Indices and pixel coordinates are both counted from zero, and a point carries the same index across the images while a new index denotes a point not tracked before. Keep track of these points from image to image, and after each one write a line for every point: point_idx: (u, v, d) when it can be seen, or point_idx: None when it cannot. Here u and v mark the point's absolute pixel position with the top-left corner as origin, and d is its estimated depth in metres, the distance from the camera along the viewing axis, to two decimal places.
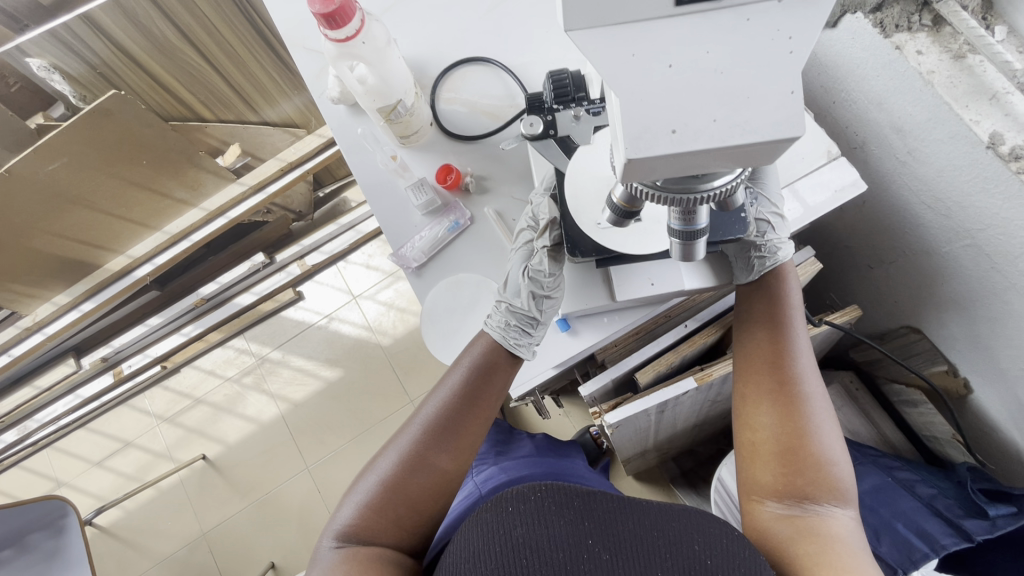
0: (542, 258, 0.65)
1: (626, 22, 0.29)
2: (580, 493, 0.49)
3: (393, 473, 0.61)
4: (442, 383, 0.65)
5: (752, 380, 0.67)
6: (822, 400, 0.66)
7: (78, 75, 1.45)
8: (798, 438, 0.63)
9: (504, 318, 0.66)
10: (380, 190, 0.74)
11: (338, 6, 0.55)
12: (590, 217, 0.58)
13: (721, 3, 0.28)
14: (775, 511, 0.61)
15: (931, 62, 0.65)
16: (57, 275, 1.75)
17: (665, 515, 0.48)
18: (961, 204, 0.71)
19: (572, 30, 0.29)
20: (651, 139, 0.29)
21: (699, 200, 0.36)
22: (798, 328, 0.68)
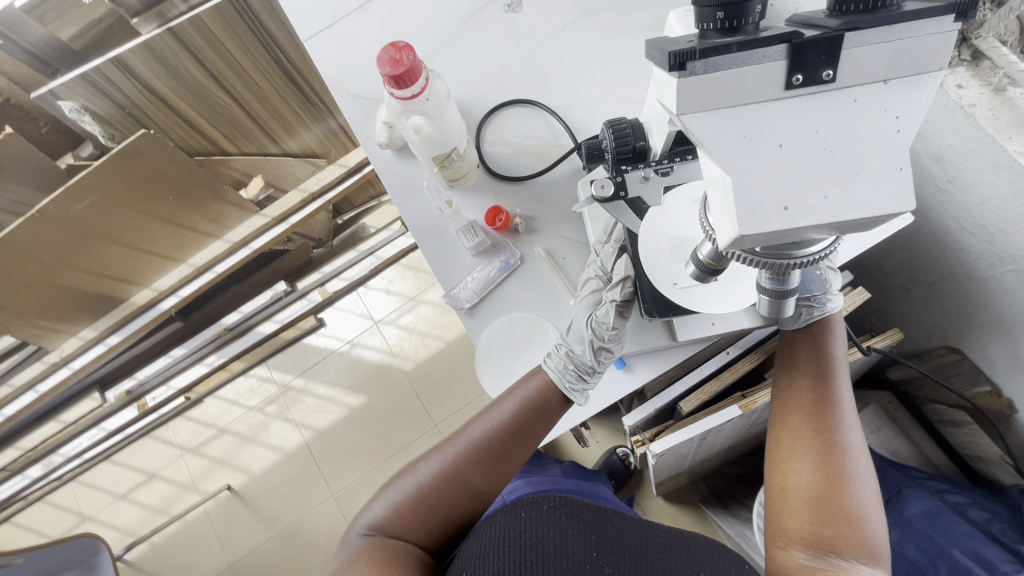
0: (607, 311, 0.66)
1: (736, 105, 0.35)
2: (590, 511, 0.55)
3: (431, 479, 0.62)
4: (492, 408, 0.66)
5: (789, 425, 0.69)
6: (860, 456, 0.66)
7: (105, 114, 1.47)
8: (831, 489, 0.63)
9: (562, 363, 0.66)
10: (430, 233, 0.76)
11: (407, 67, 0.56)
12: (667, 277, 0.62)
13: (829, 87, 0.35)
14: (799, 557, 0.61)
15: (971, 96, 0.67)
16: (84, 310, 1.76)
17: (668, 541, 0.54)
18: (1006, 230, 0.72)
19: (685, 112, 0.35)
20: (762, 215, 0.34)
21: (798, 263, 0.38)
22: (842, 379, 0.70)
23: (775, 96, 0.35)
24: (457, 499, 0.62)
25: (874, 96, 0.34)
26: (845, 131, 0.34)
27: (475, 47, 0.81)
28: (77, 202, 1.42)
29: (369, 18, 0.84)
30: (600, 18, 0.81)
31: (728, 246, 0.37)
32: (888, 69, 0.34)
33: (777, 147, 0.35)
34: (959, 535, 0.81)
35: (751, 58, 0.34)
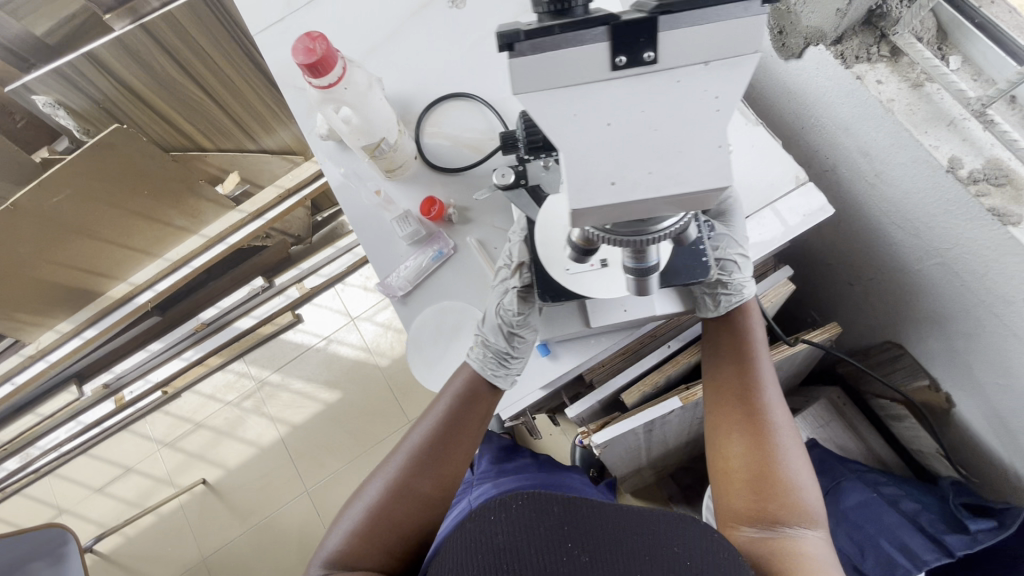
0: (512, 297, 0.67)
1: (565, 85, 0.32)
2: (562, 500, 0.49)
3: (379, 499, 0.63)
4: (426, 413, 0.68)
5: (722, 411, 0.70)
6: (788, 428, 0.68)
7: (81, 109, 1.46)
8: (767, 465, 0.65)
9: (480, 352, 0.69)
10: (366, 224, 0.77)
11: (320, 56, 0.58)
12: (560, 264, 0.61)
13: (655, 67, 0.31)
14: (749, 534, 0.63)
15: (890, 91, 0.68)
16: (61, 304, 1.77)
17: (651, 521, 0.48)
18: (929, 225, 0.73)
19: (520, 93, 0.32)
20: (592, 191, 0.31)
21: (651, 240, 0.38)
22: (763, 359, 0.71)
23: (602, 79, 0.31)
24: (409, 515, 0.63)
25: (702, 78, 0.31)
26: (676, 107, 0.31)
27: (417, 41, 0.83)
28: (53, 196, 1.43)
29: (316, 11, 0.85)
30: None
31: (582, 226, 0.36)
32: (710, 48, 0.31)
33: (604, 124, 0.32)
34: (889, 526, 0.83)
35: (573, 40, 0.30)
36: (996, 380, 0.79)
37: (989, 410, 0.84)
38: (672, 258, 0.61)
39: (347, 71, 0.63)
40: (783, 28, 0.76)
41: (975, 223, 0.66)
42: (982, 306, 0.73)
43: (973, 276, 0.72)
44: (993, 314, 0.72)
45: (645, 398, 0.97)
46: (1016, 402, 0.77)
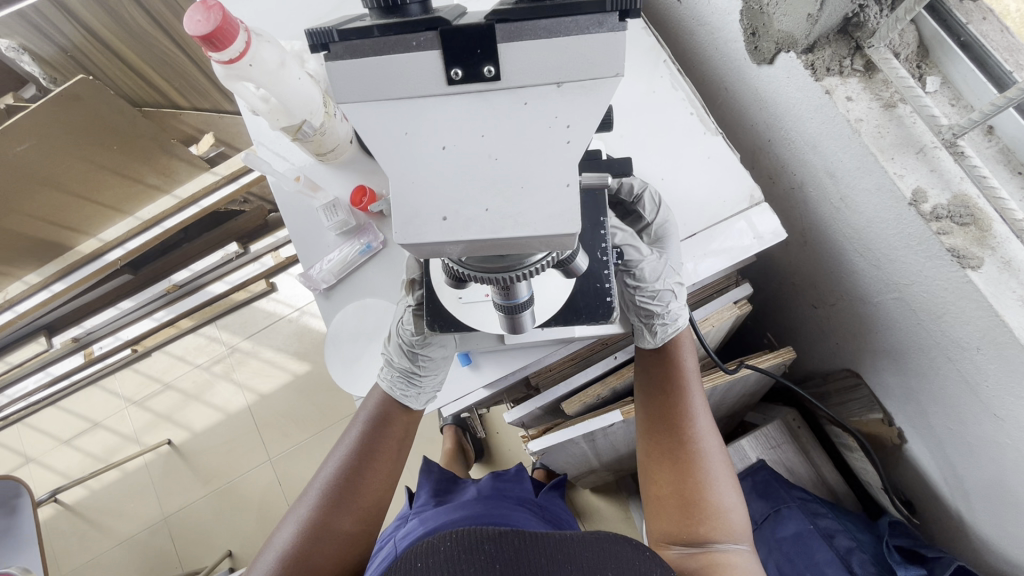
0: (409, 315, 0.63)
1: (399, 97, 0.27)
2: (490, 536, 0.49)
3: (291, 546, 0.57)
4: (338, 444, 0.63)
5: (651, 435, 0.66)
6: (718, 444, 0.65)
7: (47, 56, 1.45)
8: (697, 486, 0.61)
9: (387, 373, 0.66)
10: (294, 211, 0.72)
11: (216, 29, 0.53)
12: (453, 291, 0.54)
13: (498, 84, 0.26)
14: (682, 559, 0.59)
15: (859, 110, 0.63)
16: (28, 257, 1.73)
17: (577, 546, 0.50)
18: (890, 257, 0.68)
19: (344, 102, 0.27)
20: (420, 225, 0.27)
21: (519, 275, 0.33)
22: (692, 377, 0.67)
23: (435, 92, 0.27)
24: (325, 561, 0.57)
25: (557, 99, 0.26)
26: (522, 132, 0.26)
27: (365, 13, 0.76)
28: (18, 144, 1.35)
29: None
30: None
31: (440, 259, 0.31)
32: (562, 67, 0.26)
33: (439, 148, 0.27)
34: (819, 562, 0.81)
35: (401, 47, 0.27)
36: (947, 425, 0.75)
37: (939, 454, 0.80)
38: (570, 295, 0.54)
39: (254, 44, 0.58)
40: (755, 30, 0.70)
41: (934, 262, 0.61)
42: (937, 348, 0.69)
43: (930, 317, 0.67)
44: (947, 358, 0.68)
45: (589, 407, 0.94)
46: (965, 450, 0.74)
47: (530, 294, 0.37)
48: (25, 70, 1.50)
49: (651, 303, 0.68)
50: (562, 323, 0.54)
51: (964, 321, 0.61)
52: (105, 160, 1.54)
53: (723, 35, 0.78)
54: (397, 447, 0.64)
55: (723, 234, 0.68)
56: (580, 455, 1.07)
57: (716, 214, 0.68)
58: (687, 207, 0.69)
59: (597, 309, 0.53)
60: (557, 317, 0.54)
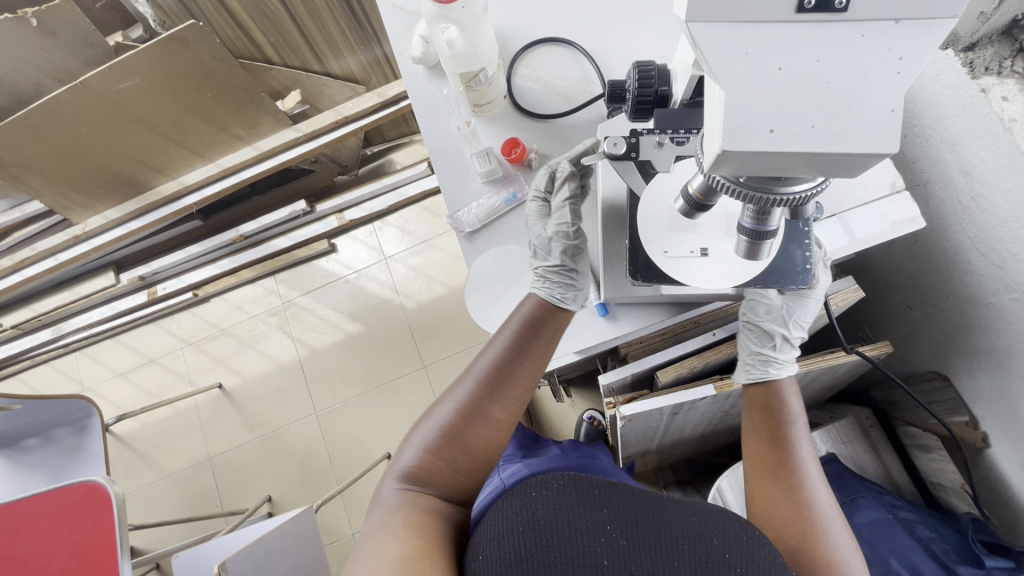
0: (564, 214, 0.71)
1: (749, 20, 0.31)
2: (601, 484, 0.56)
3: (449, 423, 0.64)
4: (493, 340, 0.68)
5: (757, 474, 0.72)
6: (834, 511, 0.68)
7: (165, 5, 1.38)
8: (808, 530, 0.65)
9: (542, 281, 0.70)
10: (446, 152, 0.77)
11: None
12: (659, 245, 0.63)
13: (841, 17, 0.31)
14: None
15: (1015, 110, 0.64)
16: (108, 193, 1.69)
17: (684, 511, 0.54)
18: (1017, 258, 0.71)
19: (691, 21, 0.32)
20: (749, 135, 0.31)
21: (777, 201, 0.38)
22: (794, 427, 0.75)
23: (781, 19, 0.31)
24: (476, 442, 0.64)
25: (892, 36, 0.31)
26: (857, 58, 0.30)
27: None
28: (121, 82, 1.33)
29: None
30: None
31: (713, 173, 0.36)
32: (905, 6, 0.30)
33: (774, 68, 0.31)
34: (900, 547, 0.85)
35: None
36: None
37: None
38: (774, 259, 0.63)
39: None
40: None
41: None
42: None
43: None
44: None
45: (678, 381, 0.97)
46: None
47: (776, 225, 0.44)
48: (137, 10, 1.41)
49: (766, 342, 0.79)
50: (761, 284, 0.63)
51: None
52: (196, 103, 1.48)
53: None
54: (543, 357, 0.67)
55: (864, 216, 0.75)
56: (652, 430, 1.11)
57: (862, 198, 0.76)
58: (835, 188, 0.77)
59: (796, 275, 0.63)
60: (758, 278, 0.63)
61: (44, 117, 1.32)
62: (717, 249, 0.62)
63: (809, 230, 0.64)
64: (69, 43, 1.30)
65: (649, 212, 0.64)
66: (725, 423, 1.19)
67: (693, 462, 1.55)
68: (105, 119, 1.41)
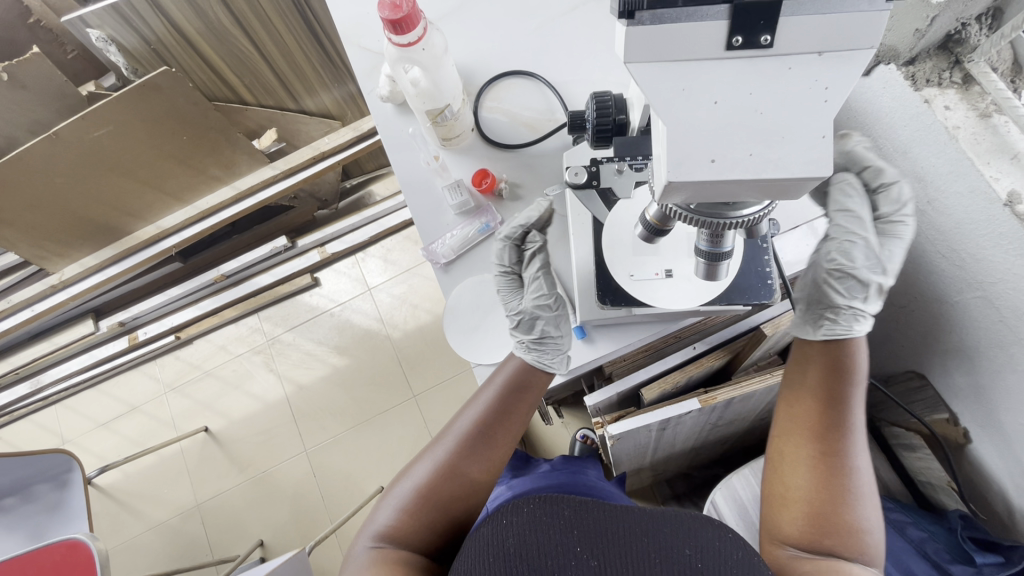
0: (545, 281, 0.72)
1: (681, 58, 0.38)
2: (569, 504, 0.60)
3: (428, 479, 0.64)
4: (475, 399, 0.69)
5: (790, 431, 0.68)
6: (867, 489, 0.64)
7: (133, 48, 1.35)
8: (827, 499, 0.64)
9: (529, 344, 0.70)
10: (418, 187, 0.79)
11: (406, 14, 0.61)
12: (625, 269, 0.67)
13: (769, 52, 0.37)
14: (795, 558, 0.63)
15: (957, 118, 0.68)
16: (84, 241, 1.67)
17: (654, 523, 0.58)
18: (975, 257, 0.74)
19: (630, 62, 0.38)
20: (690, 164, 0.37)
21: (727, 224, 0.44)
22: (855, 388, 0.67)
23: (715, 56, 0.38)
24: (470, 489, 0.65)
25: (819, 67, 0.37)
26: (788, 92, 0.37)
27: (485, 15, 0.83)
28: (95, 130, 1.32)
29: None
30: None
31: (666, 202, 0.42)
32: (824, 40, 0.37)
33: (710, 103, 0.38)
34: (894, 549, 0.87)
35: (694, 15, 0.37)
36: (1017, 422, 0.78)
37: (1006, 456, 0.83)
38: (738, 277, 0.67)
39: (427, 32, 0.67)
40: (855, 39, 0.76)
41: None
42: (1018, 345, 0.73)
43: (1014, 313, 0.71)
44: None
45: (663, 396, 0.98)
46: None
47: (730, 246, 0.52)
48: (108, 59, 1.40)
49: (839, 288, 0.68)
50: (728, 300, 0.66)
51: None
52: (172, 147, 1.48)
53: None
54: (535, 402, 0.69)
55: (827, 225, 0.79)
56: (643, 447, 1.11)
57: (821, 208, 0.79)
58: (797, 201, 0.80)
59: (760, 290, 0.66)
60: (723, 294, 0.66)
61: (16, 169, 1.31)
62: (680, 269, 0.66)
63: (768, 246, 0.68)
64: (41, 95, 1.31)
65: (614, 236, 0.68)
66: (714, 435, 1.20)
67: (687, 475, 1.54)
68: (80, 168, 1.40)
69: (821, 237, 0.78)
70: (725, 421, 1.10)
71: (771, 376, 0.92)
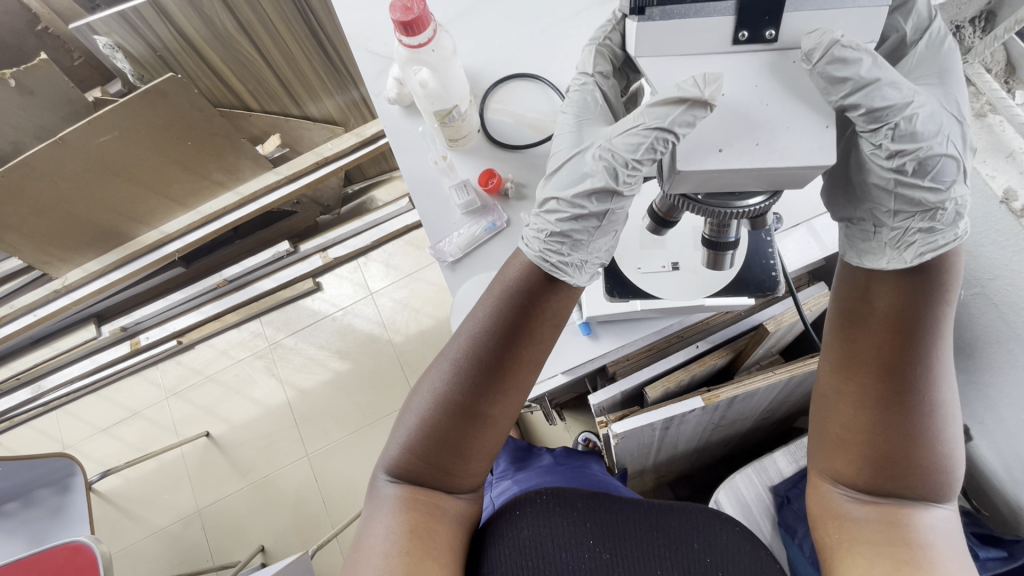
0: (626, 151, 0.55)
1: (694, 53, 0.44)
2: (583, 498, 0.65)
3: (429, 417, 0.61)
4: (473, 323, 0.61)
5: (854, 384, 0.61)
6: (939, 429, 0.60)
7: (139, 55, 1.37)
8: (895, 448, 0.60)
9: (547, 228, 0.60)
10: (426, 188, 0.81)
11: (417, 16, 0.63)
12: (633, 263, 0.71)
13: (772, 47, 0.44)
14: (846, 499, 0.64)
15: None
16: (88, 245, 1.68)
17: (663, 520, 0.64)
18: (973, 254, 0.75)
19: (642, 55, 0.45)
20: (698, 154, 0.42)
21: (733, 213, 0.46)
22: (926, 336, 0.57)
23: (723, 49, 0.43)
24: (480, 425, 0.61)
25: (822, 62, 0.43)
26: (790, 88, 0.43)
27: (491, 20, 0.86)
28: (101, 135, 1.34)
29: None
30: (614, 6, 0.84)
31: (674, 190, 0.46)
32: (825, 35, 0.43)
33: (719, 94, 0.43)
34: None
35: (704, 11, 0.42)
36: (1018, 417, 0.80)
37: (1006, 450, 0.85)
38: (741, 270, 0.70)
39: (436, 34, 0.69)
40: None
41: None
42: (1017, 340, 0.74)
43: (1012, 308, 0.73)
44: None
45: (667, 395, 0.98)
46: None
47: (733, 238, 0.57)
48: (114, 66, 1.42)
49: (917, 182, 0.56)
50: (733, 291, 0.69)
51: None
52: (178, 153, 1.50)
53: None
54: (552, 318, 0.61)
55: (826, 224, 0.80)
56: (646, 447, 1.11)
57: (821, 206, 0.81)
58: (798, 200, 0.81)
59: (764, 282, 0.69)
60: (728, 285, 0.69)
61: (22, 174, 1.32)
62: (686, 263, 0.70)
63: (772, 238, 0.71)
64: (48, 100, 1.32)
65: (625, 230, 0.73)
66: (717, 436, 1.21)
67: (690, 478, 1.54)
68: (86, 173, 1.42)
69: (820, 236, 0.80)
70: (727, 420, 1.11)
71: (773, 375, 0.93)
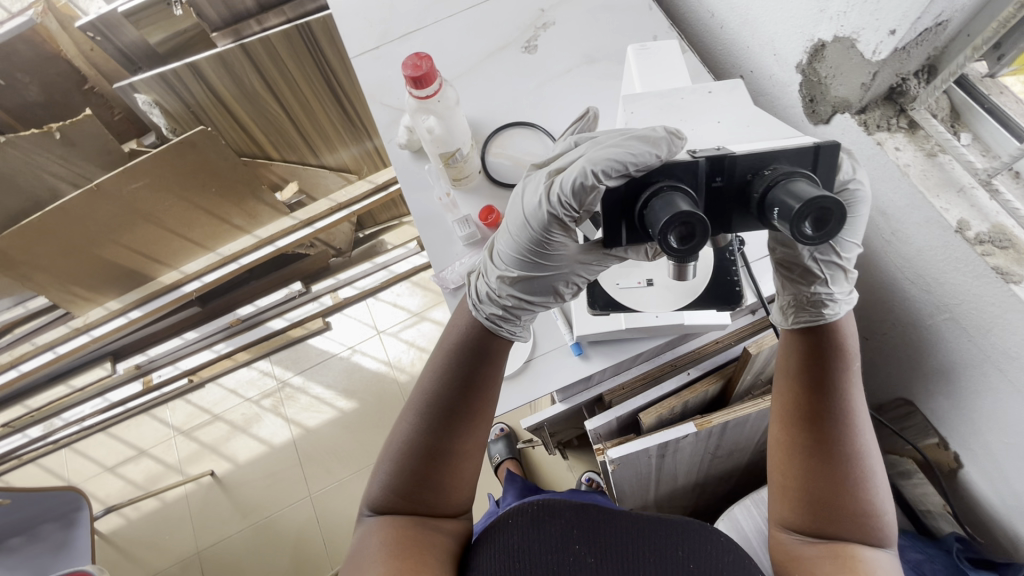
0: (573, 249, 0.68)
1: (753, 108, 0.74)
2: (571, 505, 0.69)
3: (411, 439, 0.69)
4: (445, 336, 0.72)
5: (790, 430, 0.71)
6: (874, 471, 0.69)
7: (173, 110, 1.50)
8: (834, 489, 0.68)
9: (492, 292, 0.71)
10: (430, 221, 0.89)
11: (424, 72, 0.74)
12: (613, 278, 0.82)
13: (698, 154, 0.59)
14: (798, 545, 0.70)
15: (907, 157, 0.78)
16: (112, 284, 1.77)
17: (654, 527, 0.67)
18: (939, 280, 0.80)
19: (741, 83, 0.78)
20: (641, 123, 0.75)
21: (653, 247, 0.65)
22: (845, 389, 0.69)
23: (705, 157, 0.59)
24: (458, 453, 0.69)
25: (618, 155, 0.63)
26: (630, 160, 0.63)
27: (491, 78, 0.96)
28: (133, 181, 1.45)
29: (409, 43, 1.00)
30: (601, 65, 0.96)
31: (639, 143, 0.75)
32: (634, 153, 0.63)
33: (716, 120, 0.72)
34: None
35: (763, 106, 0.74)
36: (1000, 440, 0.82)
37: (994, 475, 0.87)
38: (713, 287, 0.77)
39: (441, 86, 0.78)
40: (813, 97, 0.88)
41: (979, 281, 0.73)
42: (987, 361, 0.79)
43: (978, 331, 0.78)
44: (998, 370, 0.77)
45: (662, 421, 1.02)
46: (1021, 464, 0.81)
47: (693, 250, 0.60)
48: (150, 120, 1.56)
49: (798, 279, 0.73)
50: (703, 304, 0.78)
51: (1011, 332, 0.72)
52: (202, 199, 1.61)
53: (783, 101, 0.96)
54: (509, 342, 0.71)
55: None
56: (645, 478, 1.13)
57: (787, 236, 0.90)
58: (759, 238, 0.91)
59: (728, 297, 0.77)
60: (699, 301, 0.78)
61: (59, 217, 1.42)
62: (659, 278, 0.80)
63: (734, 257, 0.79)
64: (87, 151, 1.44)
65: None
66: (717, 468, 1.22)
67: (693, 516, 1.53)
68: (118, 216, 1.53)
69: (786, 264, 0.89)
70: (725, 451, 1.13)
71: (763, 401, 0.96)
